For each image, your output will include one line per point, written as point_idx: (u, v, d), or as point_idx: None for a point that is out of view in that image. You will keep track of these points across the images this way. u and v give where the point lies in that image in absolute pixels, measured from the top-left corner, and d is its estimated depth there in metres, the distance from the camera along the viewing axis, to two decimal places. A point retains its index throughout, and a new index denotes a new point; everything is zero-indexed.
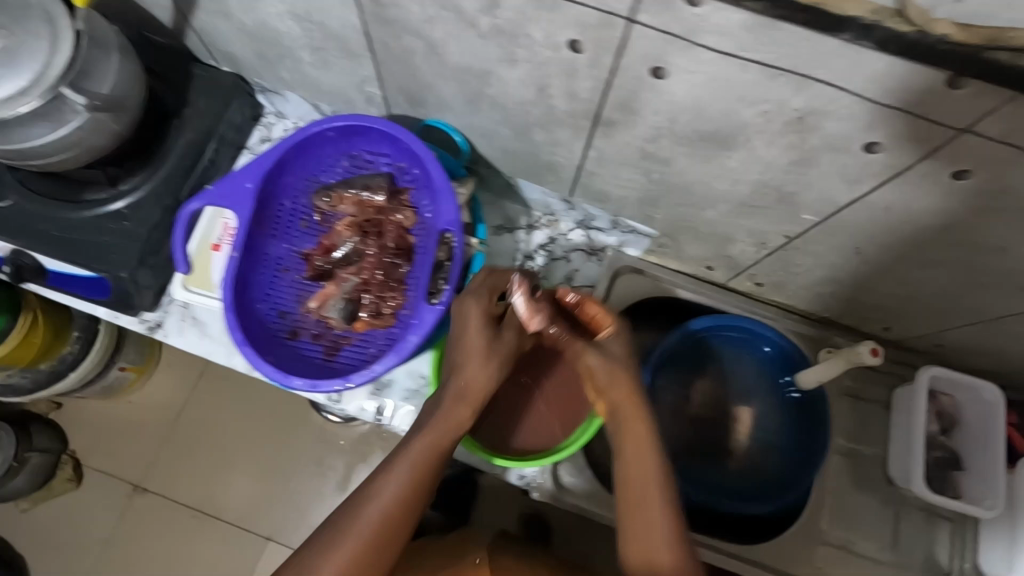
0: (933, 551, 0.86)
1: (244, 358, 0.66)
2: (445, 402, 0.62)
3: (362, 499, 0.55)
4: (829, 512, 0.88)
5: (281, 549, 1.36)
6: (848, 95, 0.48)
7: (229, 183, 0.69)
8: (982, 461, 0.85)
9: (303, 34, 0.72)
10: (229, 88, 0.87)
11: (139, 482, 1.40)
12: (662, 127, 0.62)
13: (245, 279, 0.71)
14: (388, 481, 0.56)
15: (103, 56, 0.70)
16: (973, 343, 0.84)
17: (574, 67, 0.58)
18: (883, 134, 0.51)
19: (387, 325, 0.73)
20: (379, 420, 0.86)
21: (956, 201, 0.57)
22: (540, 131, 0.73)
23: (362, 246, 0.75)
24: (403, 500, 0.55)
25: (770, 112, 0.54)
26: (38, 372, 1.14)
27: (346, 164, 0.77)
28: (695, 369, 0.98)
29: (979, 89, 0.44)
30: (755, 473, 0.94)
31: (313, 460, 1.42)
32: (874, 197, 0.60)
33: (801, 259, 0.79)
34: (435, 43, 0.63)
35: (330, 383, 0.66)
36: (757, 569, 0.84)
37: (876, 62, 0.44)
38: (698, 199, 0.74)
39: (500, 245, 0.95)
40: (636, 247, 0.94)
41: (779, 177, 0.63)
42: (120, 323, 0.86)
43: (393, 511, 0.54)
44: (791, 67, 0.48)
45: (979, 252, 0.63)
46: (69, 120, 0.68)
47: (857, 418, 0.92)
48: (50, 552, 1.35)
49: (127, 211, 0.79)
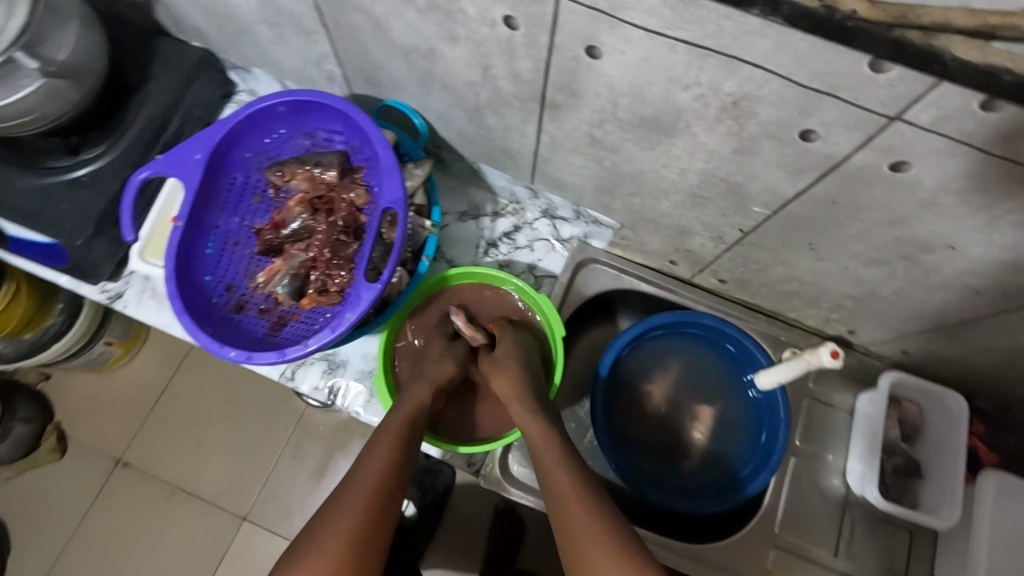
0: (888, 560, 0.84)
1: (183, 327, 0.67)
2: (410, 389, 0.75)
3: (354, 478, 0.62)
4: (784, 516, 0.86)
5: (253, 528, 1.38)
6: (777, 78, 0.47)
7: (178, 153, 0.69)
8: (942, 471, 0.83)
9: (258, 9, 0.71)
10: (197, 62, 0.87)
11: (121, 456, 1.42)
12: (605, 111, 0.61)
13: (191, 250, 0.71)
14: (373, 465, 0.64)
15: (61, 24, 0.71)
16: (937, 350, 0.82)
17: (513, 46, 0.57)
18: (817, 123, 0.50)
19: (332, 303, 0.73)
20: (331, 400, 0.87)
21: (898, 196, 0.55)
22: (492, 114, 0.72)
23: (313, 222, 0.75)
24: (386, 477, 0.63)
25: (703, 95, 0.52)
26: (21, 342, 1.16)
27: (301, 140, 0.77)
28: (657, 365, 0.97)
29: (903, 75, 0.42)
30: (711, 473, 0.92)
31: (289, 440, 1.44)
32: (818, 191, 0.59)
33: (759, 255, 0.78)
34: (379, 18, 0.62)
35: (265, 356, 0.65)
36: (707, 570, 0.83)
37: (798, 43, 0.43)
38: (651, 188, 0.72)
39: (463, 231, 0.94)
40: (601, 240, 0.93)
41: (724, 166, 0.62)
42: (81, 292, 0.88)
43: (377, 488, 0.61)
44: (717, 47, 0.46)
45: (930, 251, 0.61)
46: (24, 85, 0.69)
47: (818, 422, 0.90)
48: (29, 520, 1.38)
49: (86, 181, 0.80)
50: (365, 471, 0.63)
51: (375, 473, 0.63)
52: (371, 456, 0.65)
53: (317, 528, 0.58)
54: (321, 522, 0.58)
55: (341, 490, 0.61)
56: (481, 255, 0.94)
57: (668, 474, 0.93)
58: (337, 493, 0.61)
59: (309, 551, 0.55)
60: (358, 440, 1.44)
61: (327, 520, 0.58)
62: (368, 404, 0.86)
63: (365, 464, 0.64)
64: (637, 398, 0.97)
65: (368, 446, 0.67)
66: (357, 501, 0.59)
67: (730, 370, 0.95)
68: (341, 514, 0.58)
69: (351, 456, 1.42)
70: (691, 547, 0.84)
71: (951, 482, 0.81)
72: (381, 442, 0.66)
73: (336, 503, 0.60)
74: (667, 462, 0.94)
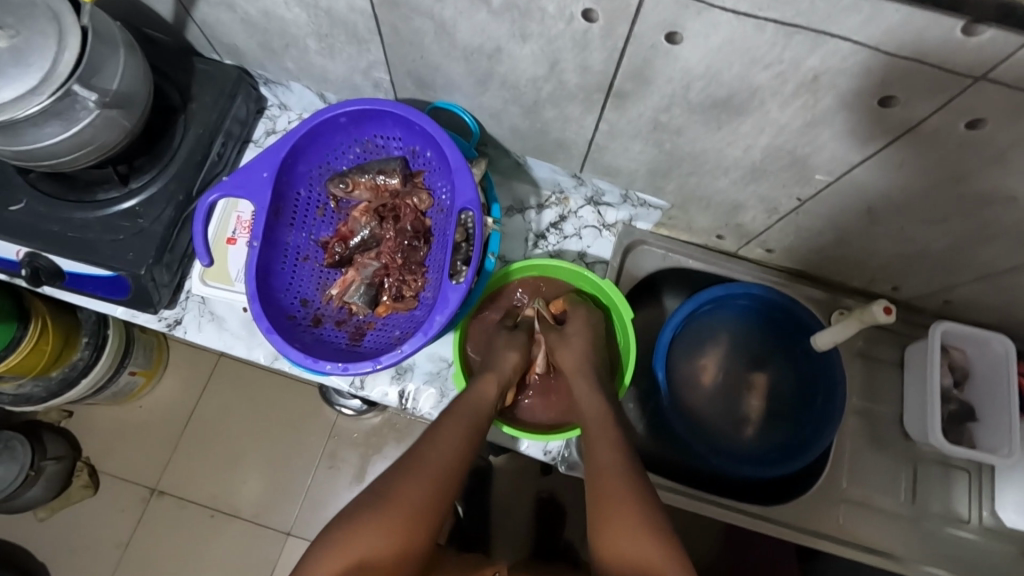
0: (948, 501, 0.89)
1: (272, 345, 0.67)
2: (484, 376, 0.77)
3: (415, 457, 0.67)
4: (848, 470, 0.90)
5: (301, 543, 1.38)
6: (864, 49, 0.49)
7: (246, 173, 0.69)
8: (995, 412, 0.87)
9: (309, 22, 0.71)
10: (235, 80, 0.87)
11: (156, 485, 1.41)
12: (675, 95, 0.63)
13: (267, 268, 0.71)
14: (435, 449, 0.67)
15: (111, 52, 0.70)
16: (983, 298, 0.85)
17: (587, 39, 0.58)
18: (899, 88, 0.52)
19: (409, 308, 0.74)
20: (403, 404, 0.87)
21: (968, 153, 0.58)
22: (550, 107, 0.73)
23: (380, 230, 0.76)
24: (447, 464, 0.66)
25: (783, 72, 0.54)
26: (49, 380, 1.15)
27: (357, 150, 0.77)
28: (709, 339, 1.00)
29: (996, 37, 0.44)
30: (773, 436, 0.96)
31: (325, 452, 1.44)
32: (886, 154, 0.61)
33: (812, 222, 0.80)
34: (445, 21, 0.63)
35: (361, 365, 0.67)
36: (786, 530, 0.86)
37: (892, 14, 0.45)
38: (710, 167, 0.74)
39: (512, 226, 0.95)
40: (647, 221, 0.95)
41: (792, 140, 0.64)
42: (138, 322, 0.87)
43: (437, 470, 0.65)
44: (806, 24, 0.48)
45: (989, 204, 0.64)
46: (81, 118, 0.68)
47: (870, 377, 0.94)
48: (70, 560, 1.36)
49: (139, 210, 0.79)
50: (427, 454, 0.67)
51: (438, 456, 0.67)
52: (433, 440, 0.68)
53: (382, 489, 0.63)
54: (387, 483, 0.64)
55: (408, 459, 0.67)
56: (532, 248, 0.95)
57: (728, 442, 0.96)
58: (396, 469, 0.66)
59: (368, 512, 0.61)
60: (396, 445, 1.45)
61: (388, 490, 0.63)
62: (440, 405, 0.87)
63: (428, 446, 0.68)
64: (692, 371, 0.99)
65: (432, 430, 0.70)
66: (417, 480, 0.64)
67: (778, 337, 0.98)
68: (406, 479, 0.64)
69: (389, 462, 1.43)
70: (763, 510, 0.88)
71: (1005, 422, 0.85)
72: (446, 428, 0.70)
73: (396, 476, 0.64)
74: (727, 431, 0.97)
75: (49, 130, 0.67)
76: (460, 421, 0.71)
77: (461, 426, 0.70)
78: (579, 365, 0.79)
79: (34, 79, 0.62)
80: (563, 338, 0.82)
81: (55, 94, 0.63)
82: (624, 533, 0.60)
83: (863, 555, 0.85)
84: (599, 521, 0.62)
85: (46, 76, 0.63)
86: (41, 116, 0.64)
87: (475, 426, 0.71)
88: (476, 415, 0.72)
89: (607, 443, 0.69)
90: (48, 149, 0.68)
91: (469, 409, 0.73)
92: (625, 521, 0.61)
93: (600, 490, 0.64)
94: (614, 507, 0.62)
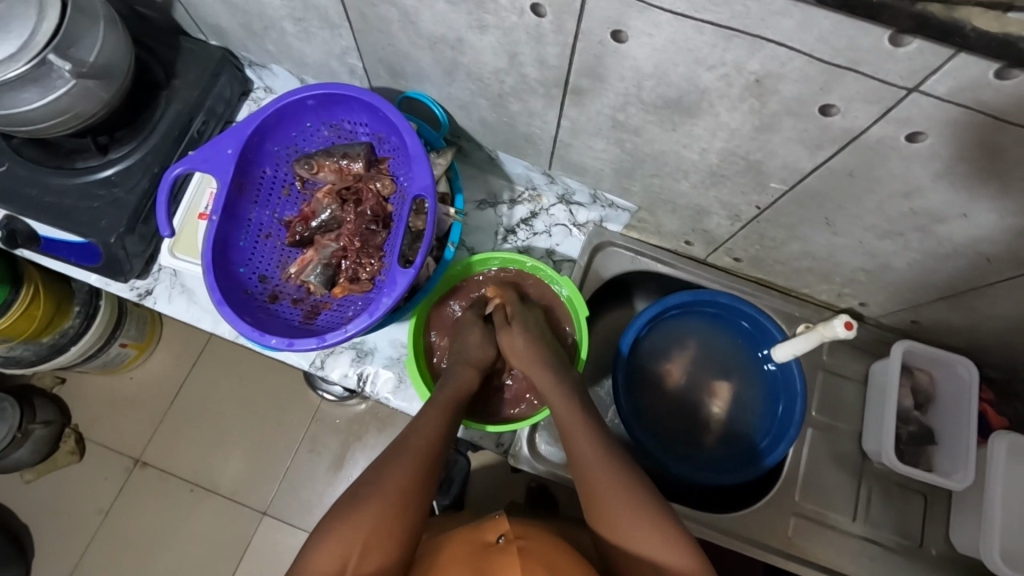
0: (905, 524, 0.87)
1: (223, 317, 0.69)
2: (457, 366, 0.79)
3: (400, 444, 0.68)
4: (802, 485, 0.89)
5: (275, 523, 1.40)
6: (800, 56, 0.49)
7: (211, 148, 0.71)
8: (953, 436, 0.86)
9: (283, 5, 0.73)
10: (219, 60, 0.89)
11: (140, 456, 1.44)
12: (628, 94, 0.63)
13: (227, 243, 0.73)
14: (418, 435, 0.68)
15: (92, 25, 0.72)
16: (947, 319, 0.84)
17: (540, 33, 0.59)
18: (839, 96, 0.52)
19: (364, 291, 0.75)
20: (361, 387, 0.88)
21: (913, 165, 0.57)
22: (515, 101, 0.74)
23: (341, 213, 0.78)
24: (431, 449, 0.68)
25: (727, 75, 0.55)
26: (40, 345, 1.18)
27: (326, 133, 0.79)
28: (675, 344, 1.00)
29: (922, 47, 0.44)
30: (731, 448, 0.95)
31: (306, 435, 1.46)
32: (836, 164, 0.61)
33: (774, 232, 0.80)
34: (408, 9, 0.64)
35: (306, 342, 0.68)
36: (732, 538, 0.86)
37: (821, 20, 0.45)
38: (670, 168, 0.75)
39: (483, 219, 0.96)
40: (617, 223, 0.95)
41: (744, 144, 0.64)
42: (112, 290, 0.90)
43: (422, 456, 0.67)
44: (742, 28, 0.49)
45: (944, 221, 0.64)
46: (58, 86, 0.71)
47: (833, 393, 0.93)
48: (52, 523, 1.39)
49: (115, 180, 0.82)
50: (411, 440, 0.68)
51: (422, 442, 0.68)
52: (414, 428, 0.70)
53: (368, 483, 0.64)
54: (371, 477, 0.64)
55: (390, 452, 0.67)
56: (501, 242, 0.96)
57: (688, 447, 0.95)
58: (383, 458, 0.67)
59: (360, 501, 0.61)
60: (374, 432, 1.47)
61: (377, 478, 0.64)
62: (396, 390, 0.88)
63: (412, 432, 0.69)
64: (655, 376, 0.99)
65: (414, 419, 0.72)
66: (405, 469, 0.64)
67: (745, 346, 0.98)
68: (389, 472, 0.64)
69: (368, 448, 1.45)
70: (716, 520, 0.87)
71: (963, 446, 0.84)
72: (427, 414, 0.71)
73: (385, 464, 0.65)
74: (687, 438, 0.96)
75: (25, 96, 0.69)
76: (441, 405, 0.73)
77: (440, 412, 0.72)
78: (535, 360, 0.78)
79: (13, 46, 0.65)
80: (511, 332, 0.80)
81: (32, 62, 0.66)
82: (615, 513, 0.63)
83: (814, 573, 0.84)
84: (593, 504, 0.65)
85: (25, 44, 0.65)
86: (18, 83, 0.67)
87: (453, 409, 0.73)
88: (455, 395, 0.75)
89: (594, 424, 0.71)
90: (25, 115, 0.70)
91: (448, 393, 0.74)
92: (615, 503, 0.63)
93: (590, 474, 0.66)
94: (605, 493, 0.64)
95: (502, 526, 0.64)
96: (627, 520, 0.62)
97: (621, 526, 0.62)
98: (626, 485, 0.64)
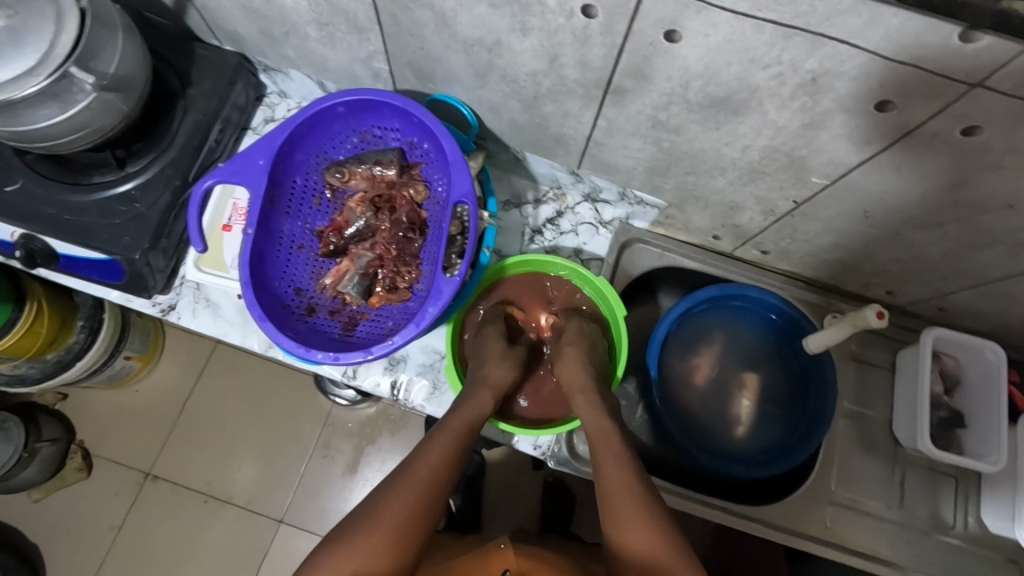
0: (936, 507, 0.89)
1: (264, 333, 0.68)
2: (473, 388, 0.77)
3: (403, 471, 0.66)
4: (836, 473, 0.90)
5: (293, 530, 1.38)
6: (862, 53, 0.49)
7: (242, 160, 0.70)
8: (984, 419, 0.87)
9: (309, 9, 0.71)
10: (234, 66, 0.86)
11: (150, 470, 1.41)
12: (673, 94, 0.63)
13: (262, 257, 0.72)
14: (425, 461, 0.67)
15: (109, 35, 0.70)
16: (976, 305, 0.85)
17: (587, 34, 0.58)
18: (896, 93, 0.52)
19: (403, 300, 0.75)
20: (394, 395, 0.87)
21: (965, 159, 0.57)
22: (549, 102, 0.73)
23: (375, 221, 0.77)
24: (437, 477, 0.66)
25: (782, 73, 0.54)
26: (45, 362, 1.13)
27: (355, 140, 0.77)
28: (703, 339, 1.00)
29: (993, 44, 0.44)
30: (762, 440, 0.95)
31: (319, 441, 1.44)
32: (883, 158, 0.61)
33: (808, 225, 0.80)
34: (445, 12, 0.63)
35: (352, 356, 0.67)
36: (771, 530, 0.86)
37: (890, 19, 0.45)
38: (707, 166, 0.74)
39: (508, 220, 0.95)
40: (644, 219, 0.94)
41: (789, 141, 0.64)
42: (132, 306, 0.88)
43: (428, 483, 0.65)
44: (806, 26, 0.48)
45: (986, 212, 0.64)
46: (77, 101, 0.68)
47: (862, 381, 0.94)
48: (62, 542, 1.36)
49: (135, 194, 0.79)
50: (417, 466, 0.66)
51: (428, 467, 0.66)
52: (422, 453, 0.68)
53: (368, 508, 0.62)
54: (372, 502, 0.63)
55: (393, 478, 0.66)
56: (528, 242, 0.95)
57: (719, 440, 0.96)
58: (386, 483, 0.65)
59: (356, 529, 0.60)
60: (388, 437, 1.45)
61: (376, 505, 0.62)
62: (431, 397, 0.87)
63: (418, 458, 0.67)
64: (684, 370, 1.00)
65: (420, 445, 0.70)
66: (408, 496, 0.63)
67: (773, 338, 0.98)
68: (392, 499, 0.62)
69: (383, 452, 1.44)
70: (751, 510, 0.88)
71: (994, 429, 0.85)
72: (434, 441, 0.69)
73: (387, 491, 0.64)
74: (717, 431, 0.97)
75: (45, 112, 0.66)
76: (449, 430, 0.71)
77: (450, 438, 0.70)
78: (584, 375, 0.78)
79: (31, 60, 0.62)
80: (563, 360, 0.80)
81: (51, 77, 0.63)
82: (626, 528, 0.62)
83: (848, 556, 0.86)
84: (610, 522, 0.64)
85: (43, 58, 0.62)
86: (37, 98, 0.64)
87: (466, 435, 0.72)
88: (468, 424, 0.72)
89: (612, 450, 0.70)
90: (43, 131, 0.68)
91: (457, 418, 0.73)
92: (627, 521, 0.63)
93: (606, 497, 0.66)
94: (619, 514, 0.64)
95: (506, 560, 0.64)
96: (639, 538, 0.61)
97: (630, 543, 0.61)
98: (639, 508, 0.63)
